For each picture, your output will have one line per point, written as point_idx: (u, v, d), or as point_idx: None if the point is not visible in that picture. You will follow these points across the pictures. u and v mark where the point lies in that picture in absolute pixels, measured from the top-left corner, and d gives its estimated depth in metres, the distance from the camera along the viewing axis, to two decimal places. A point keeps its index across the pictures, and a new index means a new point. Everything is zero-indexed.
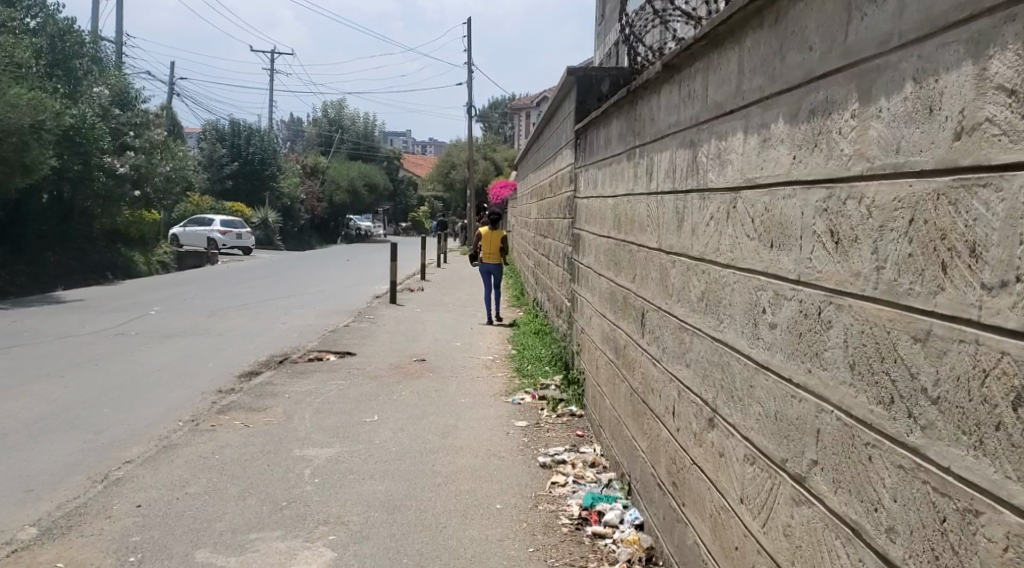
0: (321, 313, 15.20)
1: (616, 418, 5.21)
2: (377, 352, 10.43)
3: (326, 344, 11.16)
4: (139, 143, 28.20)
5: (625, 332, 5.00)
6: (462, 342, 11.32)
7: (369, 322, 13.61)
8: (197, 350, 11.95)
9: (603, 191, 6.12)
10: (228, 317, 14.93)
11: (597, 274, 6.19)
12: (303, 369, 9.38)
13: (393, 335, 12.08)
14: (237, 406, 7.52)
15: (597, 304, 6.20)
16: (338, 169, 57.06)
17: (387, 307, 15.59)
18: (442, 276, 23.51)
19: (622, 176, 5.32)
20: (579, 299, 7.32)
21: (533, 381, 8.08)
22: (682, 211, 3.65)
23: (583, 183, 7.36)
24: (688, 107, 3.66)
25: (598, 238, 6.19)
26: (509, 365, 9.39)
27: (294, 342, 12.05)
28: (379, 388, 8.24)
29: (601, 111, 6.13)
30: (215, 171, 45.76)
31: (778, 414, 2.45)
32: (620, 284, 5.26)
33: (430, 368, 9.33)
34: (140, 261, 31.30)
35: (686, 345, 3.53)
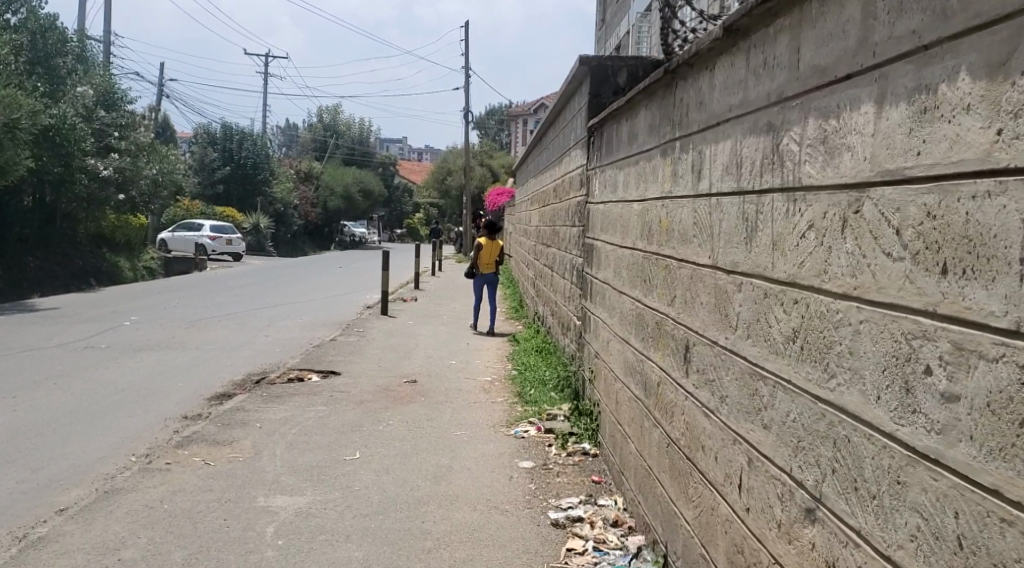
0: (308, 325, 14.25)
1: (646, 470, 4.29)
2: (365, 371, 9.50)
3: (309, 362, 10.22)
4: (124, 145, 27.22)
5: (660, 367, 4.08)
6: (458, 360, 10.38)
7: (357, 336, 12.66)
8: (170, 365, 11.00)
9: (625, 195, 5.22)
10: (209, 329, 13.98)
11: (617, 292, 5.28)
12: (281, 392, 8.43)
13: (382, 352, 11.14)
14: (201, 438, 6.58)
15: (617, 327, 5.28)
16: (333, 175, 56.07)
17: (377, 319, 14.65)
18: (437, 286, 22.54)
19: (654, 176, 4.42)
20: (591, 320, 6.42)
21: (539, 410, 7.15)
22: (755, 219, 2.76)
23: (598, 186, 6.46)
24: (763, 80, 2.76)
25: (618, 250, 5.29)
26: (511, 389, 8.46)
27: (276, 358, 11.12)
28: (364, 416, 7.31)
29: (624, 101, 5.24)
30: (206, 175, 44.77)
31: (965, 541, 1.55)
32: (650, 307, 4.36)
33: (423, 392, 8.40)
34: (126, 266, 30.25)
35: (765, 400, 2.62)
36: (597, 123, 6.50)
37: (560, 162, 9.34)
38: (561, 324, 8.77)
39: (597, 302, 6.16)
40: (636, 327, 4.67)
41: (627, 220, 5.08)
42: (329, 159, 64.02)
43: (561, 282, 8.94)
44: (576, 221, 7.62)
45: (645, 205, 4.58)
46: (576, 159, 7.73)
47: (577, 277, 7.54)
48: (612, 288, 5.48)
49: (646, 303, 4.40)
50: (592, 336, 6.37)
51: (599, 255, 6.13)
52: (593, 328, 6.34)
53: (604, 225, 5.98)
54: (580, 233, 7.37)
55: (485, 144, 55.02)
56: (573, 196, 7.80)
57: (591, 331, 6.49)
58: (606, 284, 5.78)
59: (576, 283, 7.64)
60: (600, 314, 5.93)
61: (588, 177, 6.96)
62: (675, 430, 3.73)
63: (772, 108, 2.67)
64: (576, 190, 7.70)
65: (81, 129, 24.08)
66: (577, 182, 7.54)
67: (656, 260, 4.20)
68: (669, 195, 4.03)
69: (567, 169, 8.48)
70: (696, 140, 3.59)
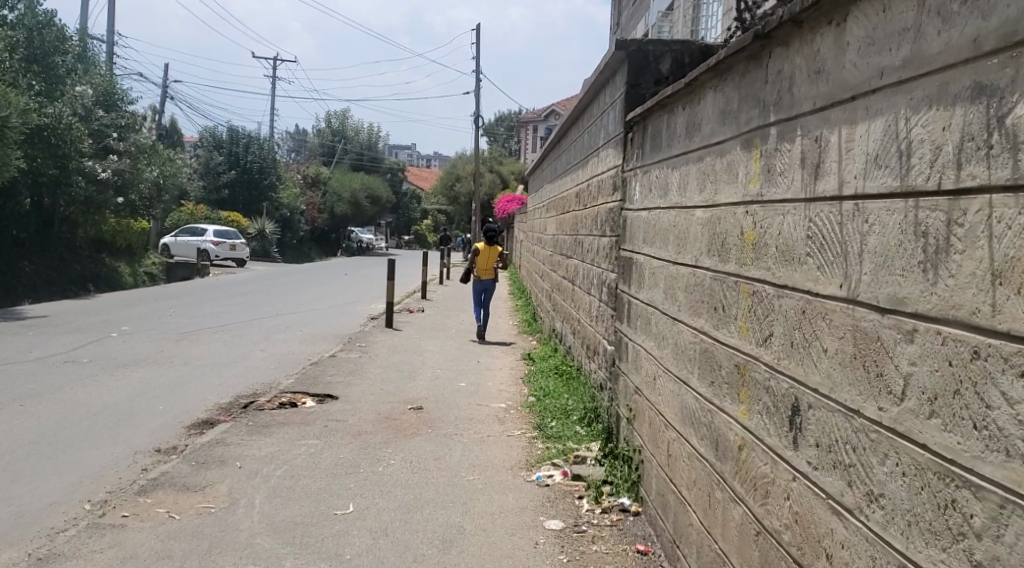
0: (306, 338, 13.32)
1: (720, 555, 3.33)
2: (365, 396, 8.53)
3: (304, 383, 9.26)
4: (124, 146, 26.41)
5: (743, 426, 3.12)
6: (468, 383, 9.40)
7: (359, 352, 11.70)
8: (155, 382, 10.07)
9: (680, 199, 4.26)
10: (202, 341, 13.06)
11: (670, 320, 4.32)
12: (269, 420, 7.47)
13: (385, 370, 10.17)
14: (169, 480, 5.62)
15: (668, 362, 4.31)
16: (340, 181, 55.30)
17: (381, 333, 13.70)
18: (445, 296, 21.58)
19: (730, 175, 3.44)
20: (629, 348, 5.44)
21: (565, 450, 6.17)
22: (952, 237, 1.79)
23: (638, 190, 5.50)
24: (959, 20, 1.79)
25: (672, 269, 4.31)
26: (530, 420, 7.49)
27: (270, 376, 10.18)
28: (362, 454, 6.33)
29: (680, 84, 4.29)
30: (211, 179, 43.98)
31: None
32: (725, 345, 3.39)
33: (430, 422, 7.41)
34: (126, 272, 29.40)
35: (978, 525, 1.65)
36: (637, 116, 5.55)
37: (586, 161, 8.37)
38: (586, 346, 7.80)
39: (637, 328, 5.18)
40: (702, 368, 3.69)
41: (685, 232, 4.10)
42: (337, 164, 63.39)
43: (586, 299, 7.96)
44: (608, 229, 6.64)
45: (715, 213, 3.61)
46: (609, 159, 6.75)
47: (607, 294, 6.57)
48: (661, 313, 4.51)
49: (721, 340, 3.43)
50: (630, 367, 5.39)
51: (641, 271, 5.17)
52: (631, 357, 5.36)
53: (648, 238, 5.03)
54: (613, 245, 6.39)
55: (495, 150, 54.15)
56: (605, 200, 6.84)
57: (627, 361, 5.52)
58: (651, 311, 4.81)
59: (605, 301, 6.67)
60: (644, 343, 4.95)
61: (625, 177, 5.99)
62: (773, 517, 2.76)
63: (988, 60, 1.68)
64: (608, 194, 6.72)
65: (78, 129, 23.25)
66: (611, 184, 6.57)
67: (739, 283, 3.23)
68: (760, 199, 3.05)
69: (596, 170, 7.51)
70: (811, 122, 2.60)
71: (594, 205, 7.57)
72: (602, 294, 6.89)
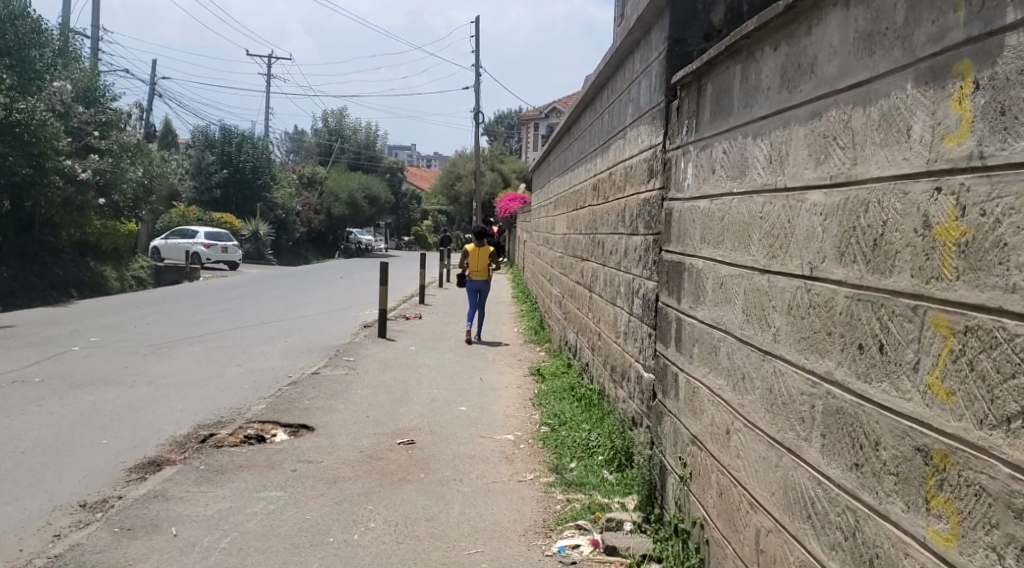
0: (289, 351, 11.99)
1: None
2: (348, 426, 7.21)
3: (278, 408, 7.93)
4: (105, 145, 25.10)
5: (942, 561, 1.81)
6: (469, 408, 8.08)
7: (346, 367, 10.38)
8: (108, 406, 8.74)
9: (774, 179, 2.94)
10: (173, 356, 11.72)
11: (759, 352, 3.01)
12: (229, 461, 6.14)
13: (374, 391, 8.86)
14: (78, 559, 4.28)
15: (758, 415, 2.99)
16: (337, 181, 53.99)
17: (373, 345, 12.37)
18: (444, 300, 20.27)
19: (890, 132, 2.12)
20: (681, 381, 4.13)
21: (593, 506, 4.85)
22: None
23: (689, 174, 4.19)
24: None
25: (761, 281, 3.00)
26: (546, 459, 6.17)
27: (241, 399, 8.85)
28: (335, 514, 5.00)
29: (771, 11, 2.97)
30: (202, 180, 42.67)
31: None
32: (887, 409, 2.07)
33: (422, 464, 6.09)
34: (112, 276, 28.07)
35: None
36: (686, 77, 4.23)
37: (607, 145, 7.07)
38: (611, 366, 6.48)
39: (695, 358, 3.87)
40: (833, 442, 2.37)
41: (787, 228, 2.79)
42: (334, 164, 62.15)
43: (610, 310, 6.65)
44: (641, 225, 5.34)
45: (857, 194, 2.29)
46: (643, 139, 5.43)
47: (641, 306, 5.26)
48: (743, 344, 3.19)
49: (878, 402, 2.12)
50: (682, 408, 4.09)
51: (699, 280, 3.85)
52: (684, 396, 4.04)
53: (709, 237, 3.72)
54: (649, 243, 5.07)
55: (495, 148, 52.87)
56: (637, 190, 5.53)
57: (677, 398, 4.20)
58: (720, 338, 3.49)
59: (638, 315, 5.37)
60: (708, 382, 3.64)
61: (668, 157, 4.67)
62: None
63: None
64: (642, 180, 5.41)
65: (53, 125, 21.95)
66: (646, 169, 5.26)
67: (925, 313, 1.91)
68: (977, 167, 1.73)
69: (622, 155, 6.21)
70: None
71: (620, 196, 6.27)
72: (633, 305, 5.60)
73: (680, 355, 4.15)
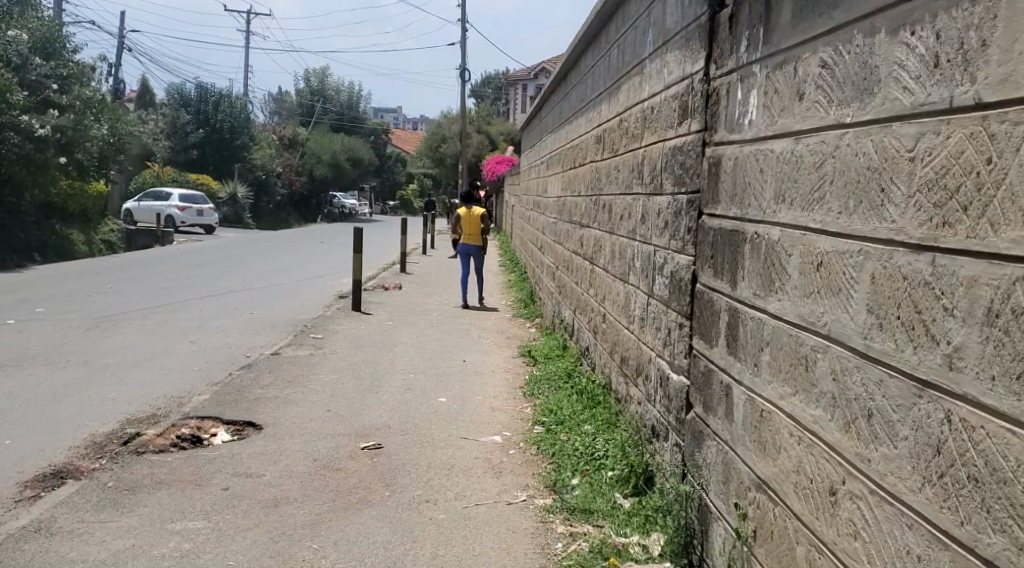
0: (249, 327, 10.73)
1: None
2: (305, 424, 6.04)
3: (224, 399, 6.74)
4: (66, 100, 23.55)
5: None
6: (448, 400, 6.91)
7: (312, 347, 9.19)
8: (30, 393, 7.50)
9: (947, 90, 1.74)
10: (119, 330, 10.45)
11: (909, 382, 1.83)
12: (148, 473, 4.95)
13: (339, 377, 7.67)
14: None
15: (906, 484, 1.83)
16: (319, 142, 52.29)
17: (345, 320, 11.16)
18: (427, 268, 19.07)
19: None
20: (737, 399, 2.97)
21: (605, 548, 3.68)
22: None
23: (750, 105, 2.99)
24: None
25: (920, 262, 1.81)
26: (541, 471, 5.01)
27: (184, 386, 7.61)
28: (267, 558, 3.82)
29: None
30: (178, 139, 40.93)
31: None
32: None
33: (387, 478, 4.92)
34: (80, 240, 26.61)
35: None
36: None
37: (618, 88, 5.86)
38: (621, 358, 5.31)
39: (767, 369, 2.69)
40: None
41: (987, 173, 1.60)
42: (318, 126, 60.39)
43: (619, 287, 5.49)
44: (667, 181, 4.16)
45: None
46: (671, 71, 4.22)
47: (668, 287, 4.09)
48: (867, 361, 2.02)
49: None
50: (739, 435, 2.93)
51: (773, 256, 2.68)
52: (744, 419, 2.88)
53: (795, 193, 2.53)
54: (680, 203, 3.90)
55: (482, 110, 51.23)
56: (662, 138, 4.33)
57: (730, 419, 3.04)
58: (815, 345, 2.32)
59: (662, 298, 4.21)
60: (792, 408, 2.47)
61: (714, 87, 3.46)
62: None
63: None
64: (669, 124, 4.20)
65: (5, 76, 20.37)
66: (676, 109, 4.06)
67: None
68: None
69: (640, 97, 5.00)
70: None
71: (635, 147, 5.08)
72: (653, 284, 4.43)
73: (737, 361, 2.98)
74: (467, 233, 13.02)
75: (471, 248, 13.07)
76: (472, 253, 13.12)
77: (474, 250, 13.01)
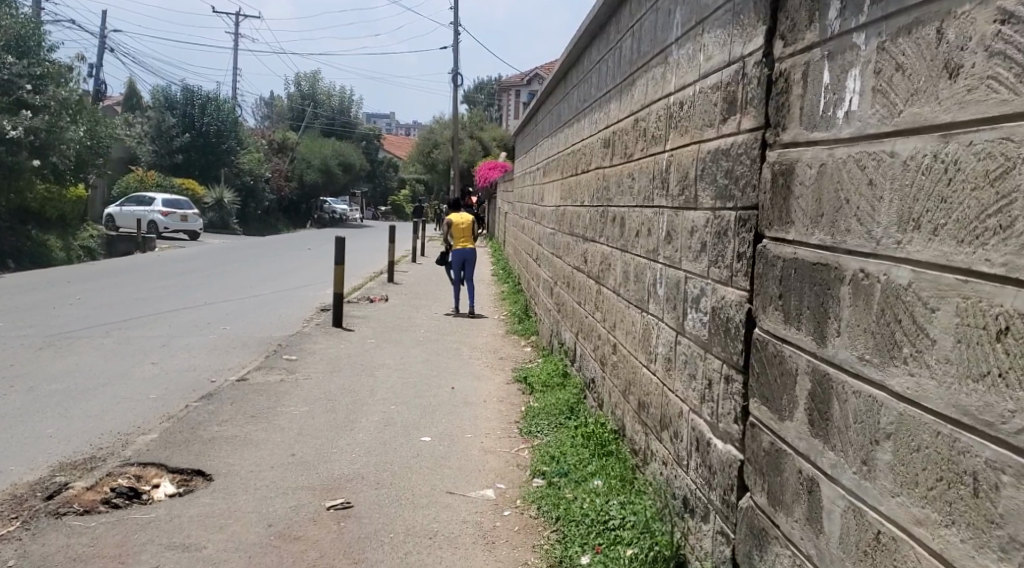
0: (218, 346, 9.83)
1: None
2: (265, 473, 5.17)
3: (174, 440, 5.84)
4: (41, 101, 22.60)
5: None
6: (433, 439, 6.04)
7: (284, 371, 8.30)
8: None
9: None
10: (75, 351, 9.53)
11: None
12: (63, 543, 4.06)
13: (311, 409, 6.77)
14: None
15: None
16: (308, 146, 51.30)
17: (324, 338, 10.29)
18: (416, 278, 18.19)
19: None
20: (829, 501, 2.13)
21: None
22: None
23: (845, 89, 2.14)
24: None
25: None
26: (542, 541, 4.13)
27: (132, 421, 6.70)
28: None
29: None
30: (163, 143, 39.91)
31: None
32: None
33: (353, 552, 4.04)
34: (57, 246, 25.59)
35: None
36: None
37: (633, 83, 5.03)
38: (639, 401, 4.44)
39: (888, 473, 1.85)
40: None
41: None
42: (308, 130, 59.53)
43: (635, 316, 4.64)
44: (705, 194, 3.32)
45: None
46: (710, 56, 3.38)
47: (707, 326, 3.24)
48: None
49: None
50: (833, 555, 2.08)
51: (898, 308, 1.83)
52: (842, 535, 2.03)
53: (942, 219, 1.69)
54: (725, 220, 3.06)
55: (475, 115, 50.31)
56: (696, 139, 3.50)
57: (815, 528, 2.19)
58: (993, 459, 1.50)
59: (698, 341, 3.36)
60: (944, 546, 1.62)
61: (780, 71, 2.62)
62: None
63: None
64: (708, 123, 3.36)
65: None
66: (719, 101, 3.22)
67: None
68: None
69: (663, 90, 4.17)
70: None
71: (656, 150, 4.24)
72: (684, 320, 3.58)
73: (826, 448, 2.14)
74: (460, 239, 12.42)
75: (465, 254, 12.45)
76: (466, 260, 12.49)
77: (468, 255, 12.38)
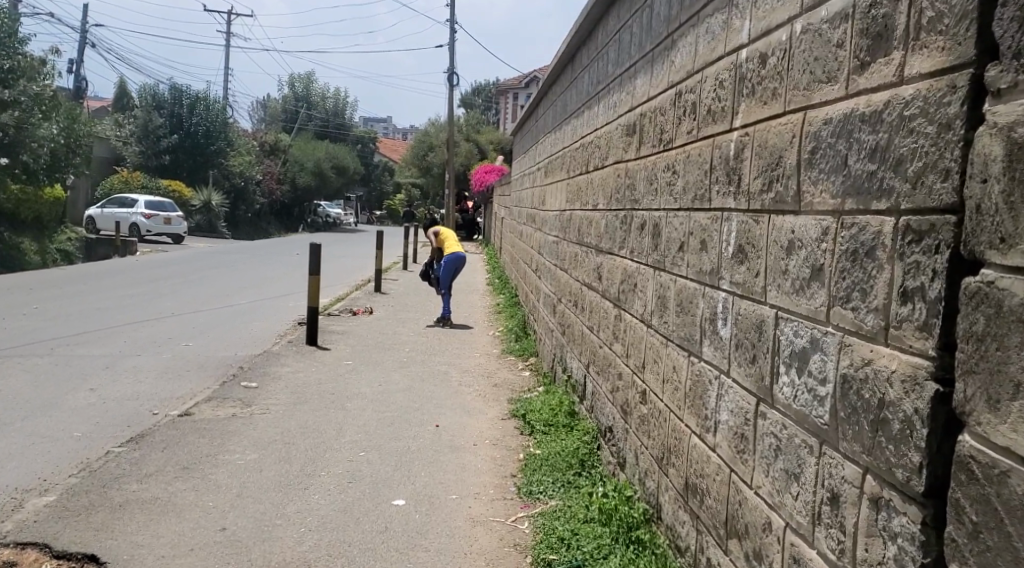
0: (169, 369, 8.58)
1: None
2: (180, 560, 3.89)
3: (75, 505, 4.56)
4: (10, 95, 21.40)
5: None
6: (407, 503, 4.77)
7: (239, 403, 7.01)
8: None
9: None
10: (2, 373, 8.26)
11: None
12: None
13: (262, 458, 5.50)
14: None
15: None
16: (301, 148, 50.01)
17: (294, 359, 9.03)
18: (405, 287, 16.95)
19: None
20: None
21: None
22: None
23: None
24: None
25: None
26: None
27: (38, 470, 5.42)
28: None
29: None
30: (149, 144, 38.51)
31: None
32: None
33: None
34: (31, 250, 24.25)
35: None
36: None
37: (674, 45, 3.79)
38: (685, 480, 3.20)
39: None
40: None
41: None
42: (300, 132, 58.35)
43: (678, 360, 3.40)
44: (823, 189, 2.09)
45: None
46: None
47: (830, 403, 2.01)
48: None
49: None
50: None
51: None
52: None
53: None
54: (872, 233, 1.83)
55: (471, 117, 49.03)
56: (800, 106, 2.27)
57: None
58: None
59: (810, 423, 2.13)
60: None
61: None
62: None
63: None
64: (824, 77, 2.13)
65: None
66: (851, 38, 1.99)
67: None
68: None
69: (730, 44, 2.94)
70: None
71: (717, 131, 3.00)
72: (777, 384, 2.35)
73: None
74: (449, 245, 11.39)
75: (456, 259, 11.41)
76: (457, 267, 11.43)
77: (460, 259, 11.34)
